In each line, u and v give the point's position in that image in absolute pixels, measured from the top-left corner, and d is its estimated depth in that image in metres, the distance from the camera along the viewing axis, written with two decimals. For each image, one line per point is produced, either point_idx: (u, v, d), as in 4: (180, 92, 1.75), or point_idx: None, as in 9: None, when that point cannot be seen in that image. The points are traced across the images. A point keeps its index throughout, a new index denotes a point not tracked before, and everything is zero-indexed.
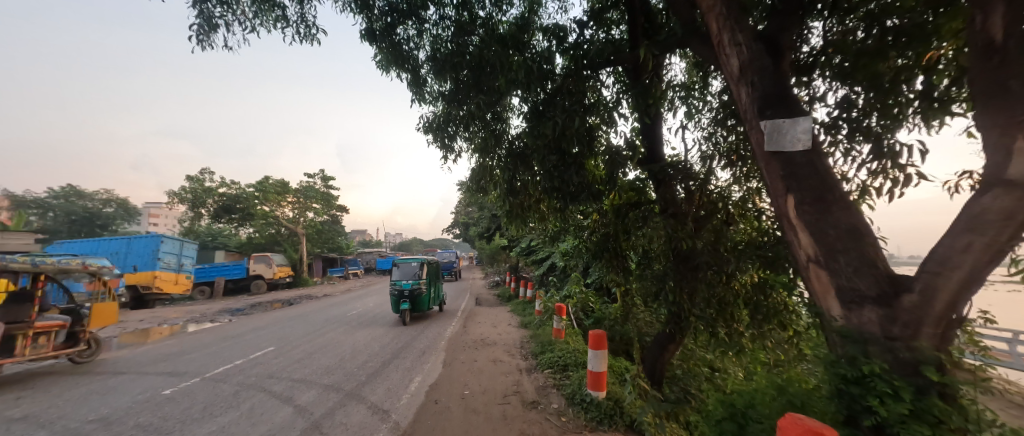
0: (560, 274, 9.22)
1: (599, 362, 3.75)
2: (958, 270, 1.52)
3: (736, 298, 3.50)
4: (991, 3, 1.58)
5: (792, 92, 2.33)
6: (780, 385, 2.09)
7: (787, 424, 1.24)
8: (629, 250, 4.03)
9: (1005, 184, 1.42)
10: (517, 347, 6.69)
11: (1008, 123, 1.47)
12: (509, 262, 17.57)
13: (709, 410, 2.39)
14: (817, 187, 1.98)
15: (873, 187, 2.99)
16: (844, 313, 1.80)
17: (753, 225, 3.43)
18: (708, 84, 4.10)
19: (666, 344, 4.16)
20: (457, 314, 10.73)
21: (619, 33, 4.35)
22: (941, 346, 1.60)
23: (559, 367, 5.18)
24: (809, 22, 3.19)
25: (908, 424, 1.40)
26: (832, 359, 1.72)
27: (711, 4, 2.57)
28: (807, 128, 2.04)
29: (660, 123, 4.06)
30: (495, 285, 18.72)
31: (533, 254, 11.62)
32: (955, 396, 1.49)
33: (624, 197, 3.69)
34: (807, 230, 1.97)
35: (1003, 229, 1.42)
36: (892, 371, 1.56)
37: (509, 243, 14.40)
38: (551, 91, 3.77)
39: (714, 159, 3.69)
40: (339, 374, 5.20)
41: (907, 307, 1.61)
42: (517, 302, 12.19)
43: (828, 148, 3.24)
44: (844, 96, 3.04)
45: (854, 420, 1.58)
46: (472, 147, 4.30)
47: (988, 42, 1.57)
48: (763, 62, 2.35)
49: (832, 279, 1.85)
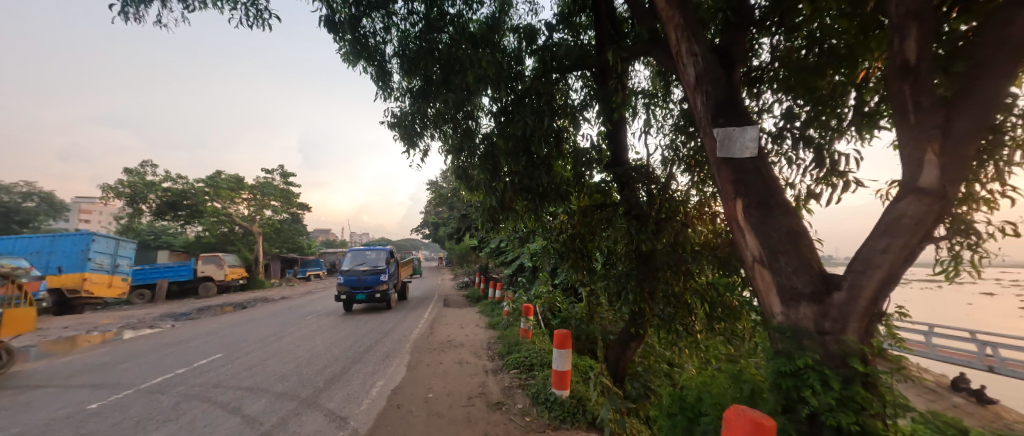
0: (528, 275, 9.29)
1: (563, 361, 3.79)
2: (879, 269, 1.67)
3: (694, 298, 3.65)
4: (905, 26, 1.72)
5: (742, 103, 2.47)
6: (727, 378, 2.21)
7: (730, 416, 1.31)
8: (594, 251, 4.13)
9: (917, 192, 1.58)
10: (484, 349, 6.65)
11: (920, 137, 1.63)
12: (478, 263, 17.45)
13: (664, 403, 2.48)
14: (762, 192, 2.11)
15: (813, 193, 3.24)
16: (783, 310, 1.93)
17: (711, 227, 3.60)
18: (670, 93, 4.26)
19: (628, 342, 4.30)
20: (424, 316, 10.55)
21: (587, 39, 4.43)
22: (866, 338, 1.75)
23: (525, 367, 5.21)
24: (758, 38, 3.40)
25: (836, 413, 1.53)
26: (773, 354, 1.83)
27: (669, 16, 2.67)
28: (755, 137, 2.17)
29: (624, 128, 4.18)
30: (463, 286, 18.58)
31: (501, 255, 11.66)
32: (876, 385, 1.63)
33: (589, 199, 3.79)
34: (752, 232, 2.09)
35: (916, 232, 1.58)
36: (824, 363, 1.69)
37: (478, 244, 14.38)
38: (520, 92, 3.77)
39: (674, 165, 3.85)
40: (293, 381, 4.94)
41: (837, 303, 1.74)
42: (485, 303, 12.18)
43: (774, 157, 3.47)
44: (787, 108, 3.27)
45: (791, 409, 1.69)
46: (443, 146, 4.25)
47: (903, 64, 1.72)
48: (717, 73, 2.47)
49: (773, 278, 1.98)
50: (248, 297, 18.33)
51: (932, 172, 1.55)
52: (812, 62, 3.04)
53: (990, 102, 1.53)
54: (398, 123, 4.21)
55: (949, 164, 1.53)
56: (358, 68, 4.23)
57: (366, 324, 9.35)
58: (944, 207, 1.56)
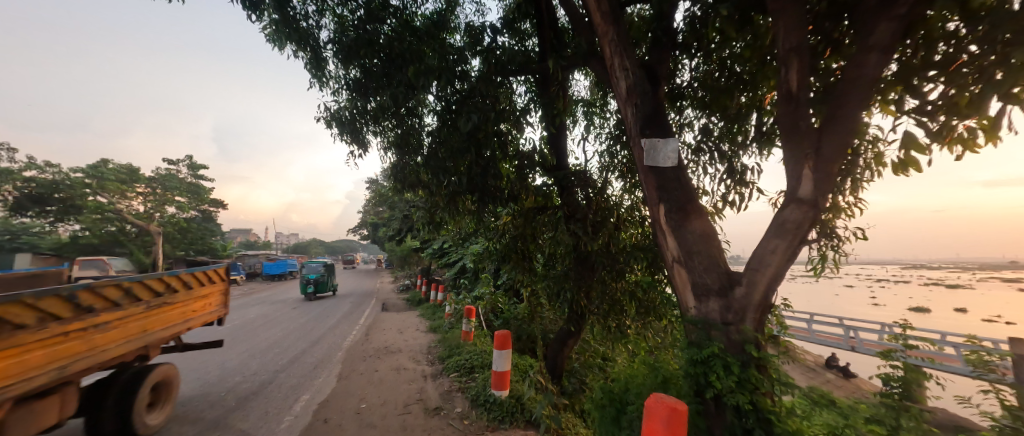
0: (471, 277, 9.23)
1: (503, 362, 3.83)
2: (769, 267, 1.94)
3: (626, 296, 3.89)
4: (788, 60, 2.00)
5: (666, 117, 2.71)
6: (649, 368, 2.41)
7: (649, 403, 1.44)
8: (535, 252, 4.24)
9: (797, 201, 1.86)
10: (423, 353, 6.48)
11: (799, 156, 1.92)
12: (419, 265, 16.94)
13: (595, 396, 2.63)
14: (680, 198, 2.34)
15: (725, 201, 3.65)
16: (695, 305, 2.15)
17: (641, 231, 3.88)
18: (607, 103, 4.52)
19: (566, 340, 4.48)
20: (359, 322, 9.98)
21: (532, 45, 4.52)
22: (760, 327, 2.01)
23: (465, 369, 5.18)
24: (681, 59, 3.75)
25: (735, 394, 1.75)
26: (688, 344, 2.02)
27: (604, 31, 2.82)
28: (675, 149, 2.40)
29: (565, 133, 4.35)
30: (402, 289, 17.89)
31: (444, 256, 11.44)
32: (766, 368, 1.88)
33: (531, 201, 3.96)
34: (672, 235, 2.30)
35: (795, 235, 1.87)
36: (728, 351, 1.91)
37: (421, 246, 13.96)
38: (464, 92, 3.73)
39: (610, 172, 4.11)
40: (200, 400, 4.40)
41: (738, 297, 1.99)
42: (426, 306, 11.86)
43: (693, 167, 3.85)
44: (704, 124, 3.66)
45: (700, 393, 1.89)
46: (383, 141, 4.06)
47: (787, 92, 2.00)
48: (645, 87, 2.68)
49: (689, 276, 2.19)
50: None
51: (808, 185, 1.85)
52: (725, 83, 3.43)
53: (849, 129, 1.85)
54: (333, 114, 3.93)
55: (820, 178, 1.84)
56: (287, 52, 3.89)
57: (293, 333, 8.62)
58: (816, 214, 1.87)
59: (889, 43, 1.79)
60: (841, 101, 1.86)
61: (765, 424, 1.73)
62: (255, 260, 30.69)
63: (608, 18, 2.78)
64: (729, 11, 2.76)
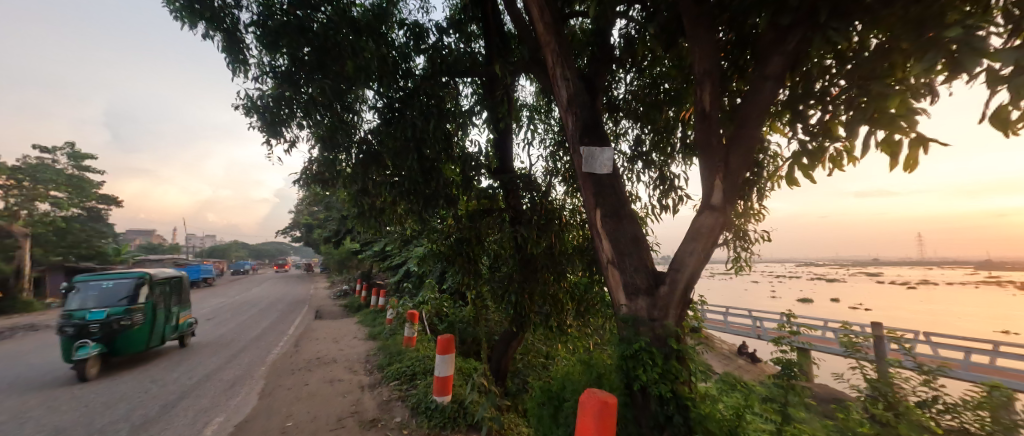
0: (413, 281, 8.96)
1: (446, 367, 3.77)
2: (688, 267, 2.15)
3: (567, 296, 4.01)
4: (703, 80, 2.23)
5: (602, 126, 2.88)
6: (585, 365, 2.53)
7: (583, 400, 1.49)
8: (480, 254, 4.25)
9: (711, 208, 2.09)
10: (361, 362, 6.16)
11: (712, 167, 2.15)
12: (359, 268, 16.05)
13: (536, 395, 2.70)
14: (615, 203, 2.50)
15: (655, 206, 3.96)
16: (626, 303, 2.30)
17: (581, 234, 4.06)
18: (550, 110, 4.66)
19: (510, 341, 4.53)
20: (288, 332, 9.22)
21: (478, 48, 4.54)
22: (680, 322, 2.22)
23: (405, 377, 5.03)
24: (618, 73, 4.00)
25: (659, 384, 1.91)
26: (619, 340, 2.16)
27: (546, 40, 2.90)
28: (610, 158, 2.56)
29: (510, 137, 4.42)
30: (339, 295, 16.85)
31: (386, 259, 10.98)
32: (685, 359, 2.08)
33: (477, 203, 3.93)
34: (607, 238, 2.45)
35: (708, 238, 2.10)
36: (653, 345, 2.07)
37: (360, 248, 13.25)
38: (407, 90, 3.62)
39: (554, 176, 4.25)
40: (82, 432, 3.76)
41: (662, 295, 2.18)
42: (365, 312, 11.30)
43: (627, 174, 4.12)
44: (638, 134, 3.95)
45: (629, 385, 2.04)
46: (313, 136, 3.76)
47: (702, 109, 2.23)
48: (583, 98, 2.82)
49: (620, 276, 2.35)
50: (9, 323, 13.23)
51: (719, 194, 2.08)
52: (655, 97, 3.71)
53: (751, 145, 2.12)
54: (254, 104, 3.52)
55: (728, 187, 2.09)
56: (200, 33, 3.47)
57: (207, 347, 7.71)
58: (724, 219, 2.11)
59: (780, 73, 2.08)
60: (745, 121, 2.13)
61: (684, 410, 1.91)
62: (161, 266, 26.99)
63: (550, 27, 2.85)
64: (658, 32, 2.99)
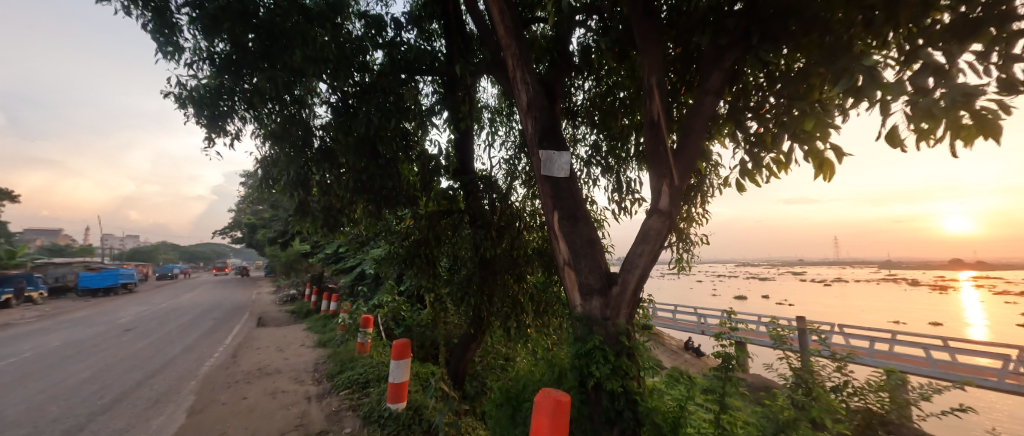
0: (368, 284, 8.63)
1: (401, 373, 3.67)
2: (638, 267, 2.27)
3: (526, 297, 4.07)
4: (653, 91, 2.37)
5: (560, 130, 2.96)
6: (541, 365, 2.58)
7: (538, 401, 1.52)
8: (440, 256, 4.20)
9: (658, 211, 2.23)
10: (309, 371, 5.84)
11: (660, 173, 2.29)
12: (308, 272, 15.19)
13: (493, 397, 2.72)
14: (571, 206, 2.58)
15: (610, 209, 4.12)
16: (581, 303, 2.38)
17: (540, 236, 4.14)
18: (512, 113, 4.70)
19: (469, 344, 4.51)
20: (227, 341, 8.53)
21: (439, 46, 4.48)
22: (631, 320, 2.34)
23: (357, 385, 4.85)
24: (576, 79, 4.13)
25: (611, 380, 2.00)
26: (574, 339, 2.23)
27: (507, 44, 2.92)
28: (567, 161, 2.64)
29: (471, 138, 4.40)
30: (286, 300, 15.84)
31: (339, 261, 10.49)
32: (634, 355, 2.19)
33: (436, 204, 3.89)
34: (564, 239, 2.52)
35: (655, 240, 2.23)
36: (605, 342, 2.17)
37: (311, 250, 12.56)
38: (363, 86, 3.50)
39: (514, 177, 4.28)
40: None
41: (615, 294, 2.28)
42: (316, 317, 10.72)
43: (584, 177, 4.26)
44: (595, 140, 4.10)
45: (583, 383, 2.11)
46: (259, 130, 3.54)
47: (651, 119, 2.37)
48: (542, 102, 2.89)
49: (576, 277, 2.43)
50: None
51: (665, 199, 2.23)
52: (611, 105, 3.87)
53: (693, 154, 2.29)
54: (191, 93, 3.26)
55: (674, 192, 2.24)
56: (124, 11, 3.13)
57: (128, 360, 6.94)
58: (670, 223, 2.26)
59: (719, 88, 2.27)
60: (689, 131, 2.29)
61: (632, 404, 2.02)
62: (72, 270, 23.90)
63: (511, 31, 2.88)
64: (613, 42, 3.12)
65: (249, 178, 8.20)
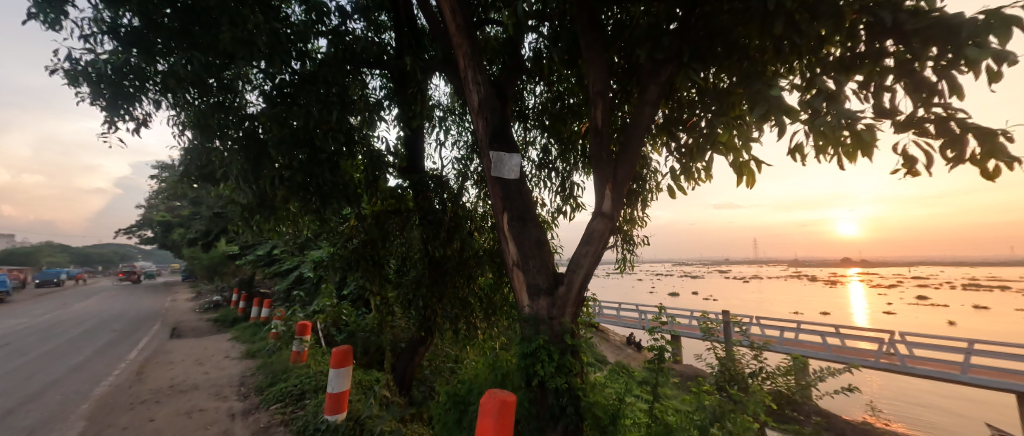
0: (306, 289, 8.02)
1: (341, 382, 3.45)
2: (582, 268, 2.34)
3: (476, 299, 4.03)
4: (597, 99, 2.47)
5: (510, 132, 2.98)
6: (489, 367, 2.57)
7: (483, 403, 1.50)
8: (387, 258, 4.02)
9: (603, 214, 2.32)
10: (233, 386, 5.30)
11: (604, 178, 2.39)
12: (236, 275, 13.83)
13: (440, 401, 2.65)
14: (521, 207, 2.60)
15: (559, 211, 4.22)
16: (528, 303, 2.41)
17: (490, 237, 4.11)
18: (464, 113, 4.64)
19: (417, 348, 4.37)
20: (133, 355, 7.50)
21: (388, 40, 4.29)
22: (575, 319, 2.41)
23: (292, 398, 4.49)
24: (529, 83, 4.17)
25: (555, 378, 2.05)
26: (521, 339, 2.25)
27: (458, 42, 2.86)
28: (518, 163, 2.67)
29: (422, 136, 4.28)
30: (209, 307, 14.30)
31: (273, 263, 9.67)
32: (577, 353, 2.27)
33: (383, 203, 3.75)
34: (513, 241, 2.53)
35: (599, 242, 2.32)
36: (550, 341, 2.21)
37: (240, 252, 11.45)
38: (303, 75, 3.26)
39: (466, 178, 4.23)
40: None
41: (560, 294, 2.33)
42: (245, 325, 9.78)
43: (534, 180, 4.32)
44: (546, 144, 4.18)
45: (529, 383, 2.13)
46: (178, 117, 3.16)
47: (596, 125, 2.47)
48: (493, 104, 2.89)
49: (524, 278, 2.45)
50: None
51: (608, 202, 2.33)
52: (561, 110, 3.96)
53: (634, 160, 2.41)
54: (90, 71, 2.82)
55: (616, 196, 2.35)
56: None
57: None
58: (613, 225, 2.36)
59: (656, 100, 2.42)
60: (630, 138, 2.41)
61: (575, 400, 2.08)
62: None
63: (462, 30, 2.83)
64: (562, 49, 3.21)
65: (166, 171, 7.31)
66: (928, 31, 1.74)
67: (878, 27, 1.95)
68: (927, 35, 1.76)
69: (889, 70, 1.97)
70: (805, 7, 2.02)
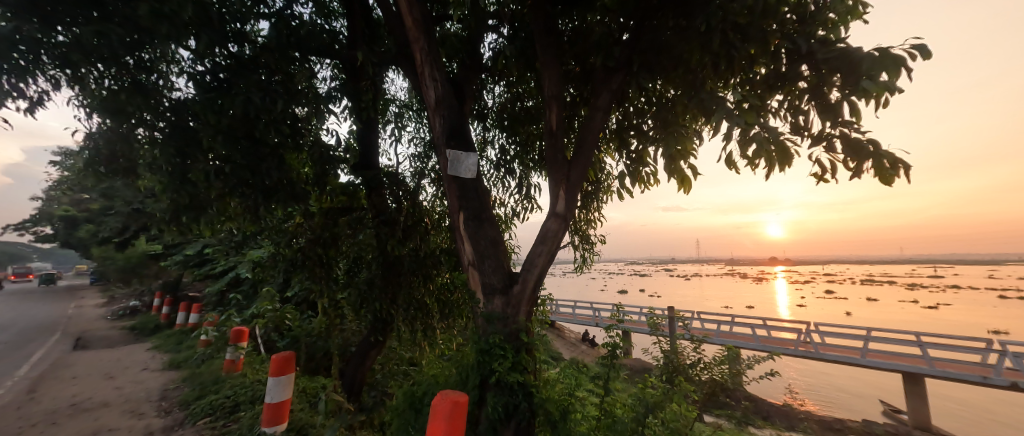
0: (244, 291, 7.40)
1: (281, 390, 3.21)
2: (535, 267, 2.38)
3: (432, 300, 3.94)
4: (552, 101, 2.53)
5: (467, 131, 2.96)
6: (445, 369, 2.54)
7: (435, 405, 1.48)
8: (336, 258, 3.82)
9: (557, 215, 2.39)
10: (153, 401, 4.77)
11: (558, 179, 2.45)
12: (159, 277, 12.42)
13: (392, 404, 2.58)
14: (477, 207, 2.60)
15: (516, 211, 4.25)
16: (484, 303, 2.41)
17: (447, 237, 4.06)
18: (422, 109, 4.53)
19: (368, 351, 4.20)
20: (25, 371, 6.47)
21: (339, 29, 4.07)
22: (529, 318, 2.44)
23: (223, 411, 4.11)
24: (489, 83, 4.16)
25: (510, 376, 2.07)
26: (476, 340, 2.24)
27: (415, 36, 2.77)
28: (475, 163, 2.66)
29: (376, 132, 4.12)
30: (124, 313, 12.72)
31: (205, 264, 8.82)
32: (531, 351, 2.31)
33: (333, 201, 3.56)
34: (469, 240, 2.52)
35: (552, 242, 2.38)
36: (505, 340, 2.22)
37: (164, 251, 10.31)
38: (241, 60, 3.00)
39: (422, 176, 4.13)
40: None
41: (515, 293, 2.36)
42: (169, 333, 8.82)
43: (492, 180, 4.32)
44: (504, 144, 4.19)
45: (483, 382, 2.13)
46: (87, 98, 2.78)
47: (550, 128, 2.53)
48: (451, 101, 2.85)
49: (479, 278, 2.45)
50: None
51: (562, 203, 2.39)
52: (519, 112, 4.00)
53: (587, 162, 2.50)
54: None
55: (570, 197, 2.42)
56: None
57: None
58: (566, 225, 2.43)
59: (607, 106, 2.52)
60: (583, 142, 2.50)
61: (527, 397, 2.13)
62: None
63: (419, 25, 2.76)
64: (519, 51, 3.25)
65: (71, 160, 6.39)
66: (834, 61, 1.99)
67: (796, 53, 2.19)
68: (834, 63, 2.00)
69: (805, 91, 2.21)
70: (737, 28, 2.22)
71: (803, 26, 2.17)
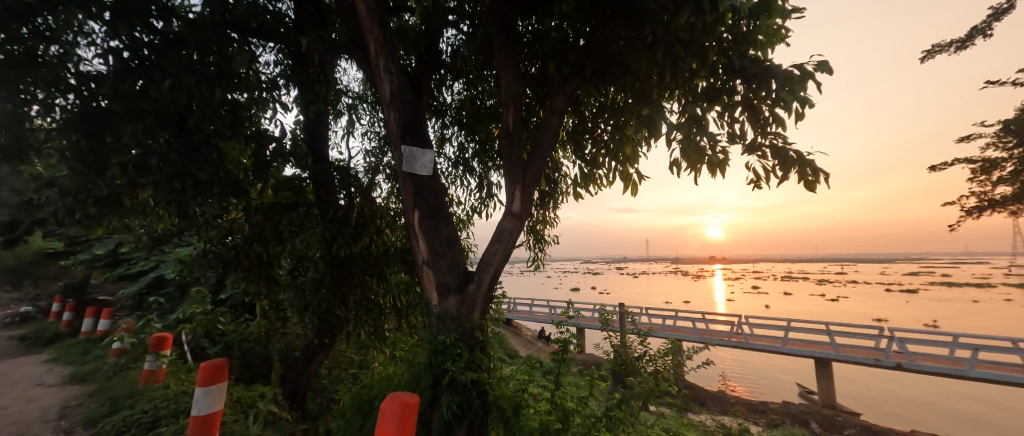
0: (167, 294, 6.69)
1: (211, 401, 2.95)
2: (491, 266, 2.41)
3: (385, 300, 3.82)
4: (509, 102, 2.56)
5: (423, 127, 2.92)
6: (397, 370, 2.49)
7: (385, 408, 1.44)
8: (279, 257, 3.57)
9: (512, 214, 2.43)
10: (49, 421, 4.16)
11: (514, 179, 2.49)
12: (60, 279, 10.85)
13: (340, 409, 2.48)
14: (433, 205, 2.57)
15: (474, 210, 4.25)
16: (438, 302, 2.39)
17: (401, 234, 4.07)
18: (376, 102, 4.37)
19: (314, 355, 3.98)
20: None
21: (285, 11, 3.81)
22: (484, 316, 2.46)
23: (140, 428, 3.69)
24: (447, 80, 4.10)
25: (464, 373, 2.08)
26: (430, 339, 2.22)
27: (369, 26, 2.67)
28: (431, 160, 2.64)
29: (326, 124, 3.92)
30: (14, 321, 10.96)
31: (120, 264, 7.84)
32: (485, 348, 2.33)
33: (278, 195, 3.34)
34: (424, 238, 2.48)
35: (508, 241, 2.42)
36: (460, 338, 2.23)
37: (67, 250, 9.03)
38: (168, 37, 2.70)
39: (376, 172, 3.99)
40: None
41: (470, 292, 2.37)
42: (72, 343, 7.73)
43: (450, 179, 4.28)
44: (462, 143, 4.17)
45: (436, 381, 2.12)
46: None
47: (507, 127, 2.57)
48: (407, 96, 2.79)
49: (434, 276, 2.42)
50: None
51: (518, 202, 2.44)
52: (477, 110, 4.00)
53: (542, 163, 2.57)
54: None
55: (525, 197, 2.48)
56: None
57: None
58: (520, 224, 2.48)
59: (562, 109, 2.61)
60: (538, 143, 2.57)
61: (482, 394, 2.15)
62: None
63: (374, 15, 2.66)
64: (477, 49, 3.25)
65: None
66: (761, 78, 2.22)
67: (730, 68, 2.41)
68: (762, 80, 2.23)
69: (739, 104, 2.43)
70: (681, 43, 2.39)
71: (737, 45, 2.38)
